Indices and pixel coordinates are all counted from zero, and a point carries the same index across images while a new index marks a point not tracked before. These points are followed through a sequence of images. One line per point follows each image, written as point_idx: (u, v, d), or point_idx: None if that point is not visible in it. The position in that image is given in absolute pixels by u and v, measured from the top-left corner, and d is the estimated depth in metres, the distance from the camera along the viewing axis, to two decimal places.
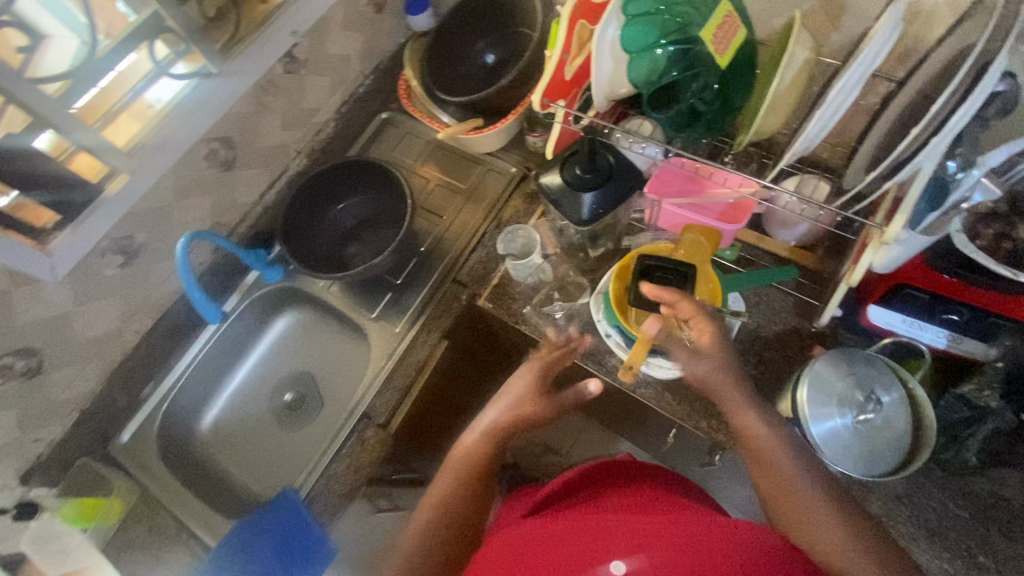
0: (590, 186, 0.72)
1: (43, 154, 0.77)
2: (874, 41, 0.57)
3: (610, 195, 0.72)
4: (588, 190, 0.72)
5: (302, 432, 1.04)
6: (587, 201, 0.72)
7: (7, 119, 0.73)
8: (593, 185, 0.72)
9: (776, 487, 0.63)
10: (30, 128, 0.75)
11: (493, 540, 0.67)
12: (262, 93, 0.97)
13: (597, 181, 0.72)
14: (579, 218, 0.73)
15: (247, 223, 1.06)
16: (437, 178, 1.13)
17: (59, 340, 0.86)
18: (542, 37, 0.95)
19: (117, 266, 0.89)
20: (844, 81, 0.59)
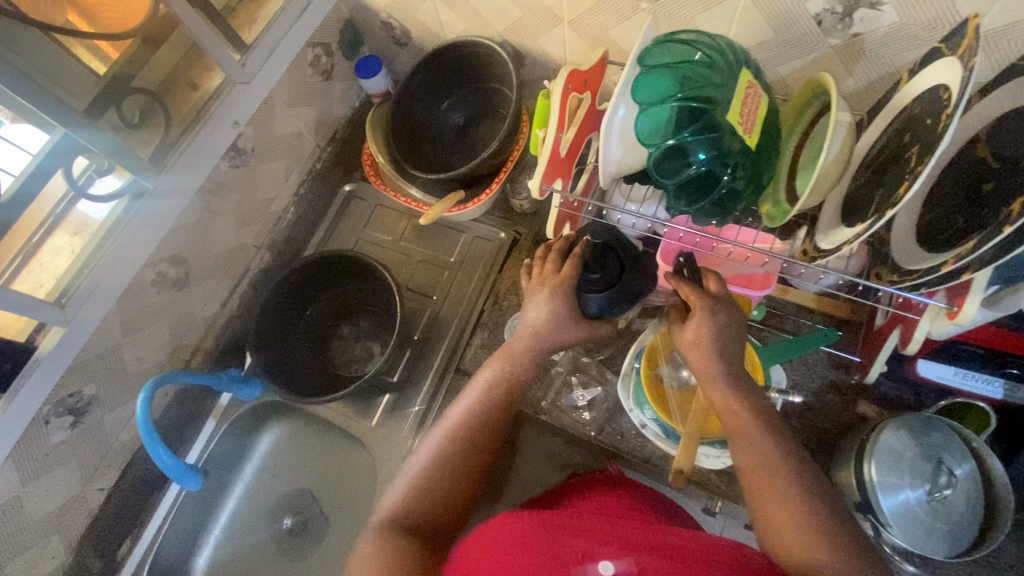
0: (597, 287, 0.63)
1: None
2: (949, 102, 0.48)
3: (621, 294, 0.64)
4: (596, 293, 0.63)
5: (310, 560, 0.93)
6: (593, 303, 0.63)
7: None
8: (601, 286, 0.63)
9: (764, 497, 0.52)
10: None
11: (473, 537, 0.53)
12: (209, 196, 0.85)
13: (607, 281, 0.63)
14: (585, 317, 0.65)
15: (212, 336, 0.94)
16: (418, 252, 1.03)
17: (10, 529, 0.73)
18: (517, 98, 0.86)
19: (67, 428, 0.76)
20: (913, 182, 0.48)
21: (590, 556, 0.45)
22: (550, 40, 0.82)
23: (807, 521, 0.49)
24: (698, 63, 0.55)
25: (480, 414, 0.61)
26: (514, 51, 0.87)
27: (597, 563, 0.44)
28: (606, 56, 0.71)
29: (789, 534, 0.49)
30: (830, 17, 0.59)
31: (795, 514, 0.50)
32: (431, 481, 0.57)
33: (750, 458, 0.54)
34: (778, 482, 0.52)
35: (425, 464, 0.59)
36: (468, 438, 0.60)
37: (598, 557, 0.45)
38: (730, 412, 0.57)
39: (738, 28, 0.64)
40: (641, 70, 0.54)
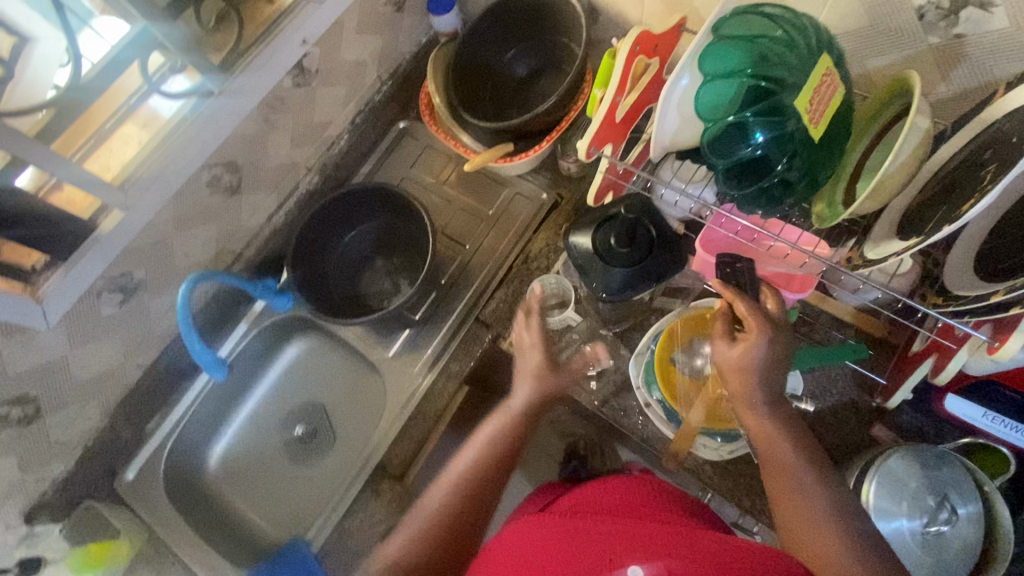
0: (621, 260, 0.61)
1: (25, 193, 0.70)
2: None
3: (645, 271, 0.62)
4: (619, 266, 0.62)
5: (314, 469, 1.00)
6: (616, 277, 0.62)
7: None
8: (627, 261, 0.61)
9: (792, 501, 0.54)
10: (10, 165, 0.68)
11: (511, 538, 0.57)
12: (269, 111, 0.87)
13: (632, 256, 0.61)
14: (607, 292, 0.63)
15: (254, 247, 0.98)
16: (459, 199, 1.04)
17: (57, 385, 0.81)
18: (583, 55, 0.83)
19: (115, 305, 0.82)
20: (981, 201, 0.45)
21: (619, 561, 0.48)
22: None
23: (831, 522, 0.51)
24: (778, 40, 0.52)
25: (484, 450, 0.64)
26: (589, 7, 0.84)
27: (624, 568, 0.47)
28: (683, 23, 0.68)
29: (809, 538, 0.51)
30: (933, 11, 0.54)
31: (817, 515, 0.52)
32: (442, 511, 0.61)
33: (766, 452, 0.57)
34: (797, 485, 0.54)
35: (433, 510, 0.61)
36: (470, 476, 0.63)
37: (626, 560, 0.48)
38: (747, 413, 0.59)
39: (829, 9, 0.60)
40: (711, 40, 0.52)
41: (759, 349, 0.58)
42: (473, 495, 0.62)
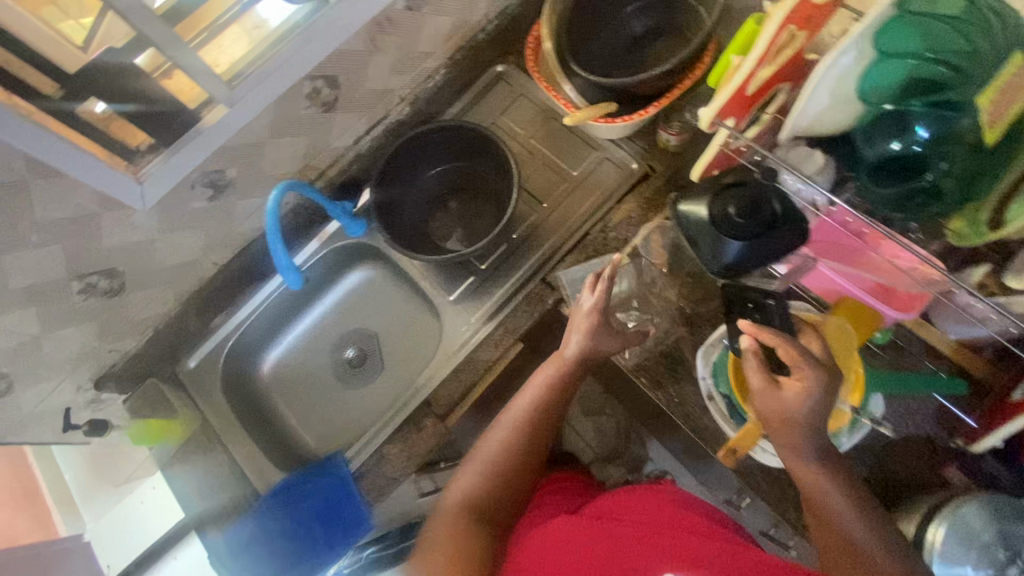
0: (741, 233, 0.58)
1: (138, 72, 0.69)
2: None
3: (766, 246, 0.58)
4: (739, 238, 0.58)
5: (358, 393, 1.02)
6: (731, 251, 0.59)
7: (108, 32, 0.66)
8: (747, 233, 0.57)
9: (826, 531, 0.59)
10: (131, 45, 0.67)
11: (545, 540, 0.63)
12: (377, 31, 0.85)
13: (754, 229, 0.57)
14: (719, 264, 0.60)
15: (337, 167, 0.99)
16: (546, 155, 1.01)
17: (142, 265, 0.85)
18: (714, 20, 0.78)
19: (205, 199, 0.84)
20: None
21: (652, 572, 0.53)
22: None
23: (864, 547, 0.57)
24: (952, 22, 0.48)
25: (532, 412, 0.71)
26: None
27: None
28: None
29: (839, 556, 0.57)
30: None
31: (850, 538, 0.57)
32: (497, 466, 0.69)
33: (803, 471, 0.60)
34: (838, 516, 0.58)
35: (489, 455, 0.70)
36: (511, 452, 0.70)
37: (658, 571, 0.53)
38: (789, 443, 0.60)
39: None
40: (897, 16, 0.48)
41: (811, 396, 0.58)
42: (517, 463, 0.70)
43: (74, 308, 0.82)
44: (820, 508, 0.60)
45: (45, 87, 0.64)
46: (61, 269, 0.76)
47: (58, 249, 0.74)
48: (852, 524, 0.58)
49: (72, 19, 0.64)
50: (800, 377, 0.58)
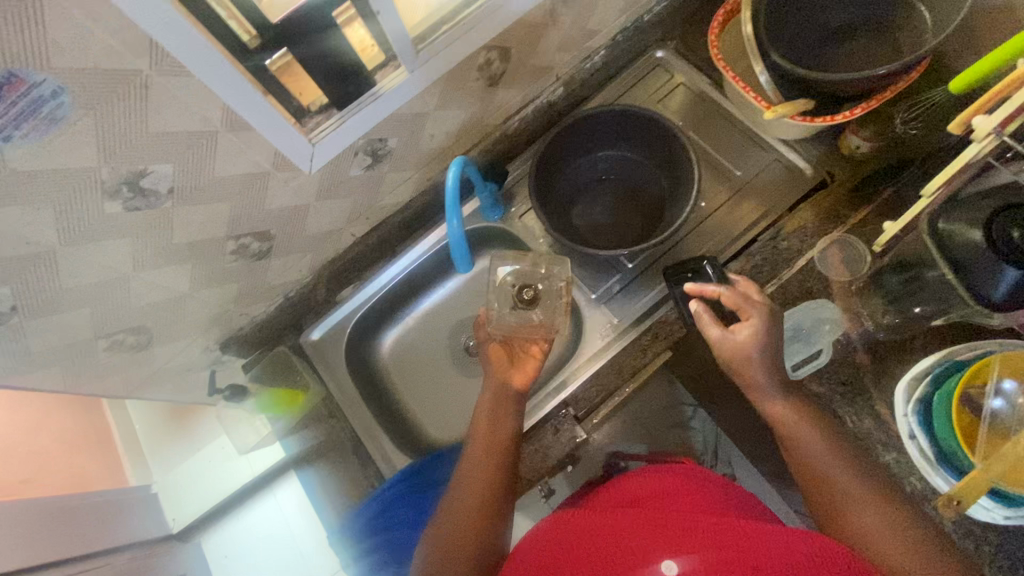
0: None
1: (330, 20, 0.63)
2: None
3: None
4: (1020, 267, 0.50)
5: (479, 382, 0.98)
6: (1006, 282, 0.51)
7: None
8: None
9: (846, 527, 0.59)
10: None
11: (545, 540, 0.60)
12: (560, 2, 0.79)
13: None
14: (986, 295, 0.53)
15: (483, 145, 0.94)
16: (705, 152, 0.93)
17: (292, 230, 0.81)
18: (957, 20, 0.69)
19: (363, 167, 0.80)
20: None
21: (653, 558, 0.50)
22: None
23: (884, 523, 0.57)
24: None
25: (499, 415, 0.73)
26: None
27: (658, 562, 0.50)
28: None
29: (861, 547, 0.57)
30: None
31: (870, 516, 0.58)
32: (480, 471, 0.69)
33: (808, 459, 0.62)
34: (853, 502, 0.59)
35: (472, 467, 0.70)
36: (501, 460, 0.70)
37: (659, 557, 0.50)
38: (799, 433, 0.63)
39: None
40: None
41: (760, 332, 0.65)
42: (505, 454, 0.70)
43: (222, 269, 0.79)
44: (836, 499, 0.60)
45: (245, 33, 0.59)
46: (222, 227, 0.72)
47: (226, 207, 0.70)
48: (871, 505, 0.59)
49: None
50: (745, 317, 0.66)
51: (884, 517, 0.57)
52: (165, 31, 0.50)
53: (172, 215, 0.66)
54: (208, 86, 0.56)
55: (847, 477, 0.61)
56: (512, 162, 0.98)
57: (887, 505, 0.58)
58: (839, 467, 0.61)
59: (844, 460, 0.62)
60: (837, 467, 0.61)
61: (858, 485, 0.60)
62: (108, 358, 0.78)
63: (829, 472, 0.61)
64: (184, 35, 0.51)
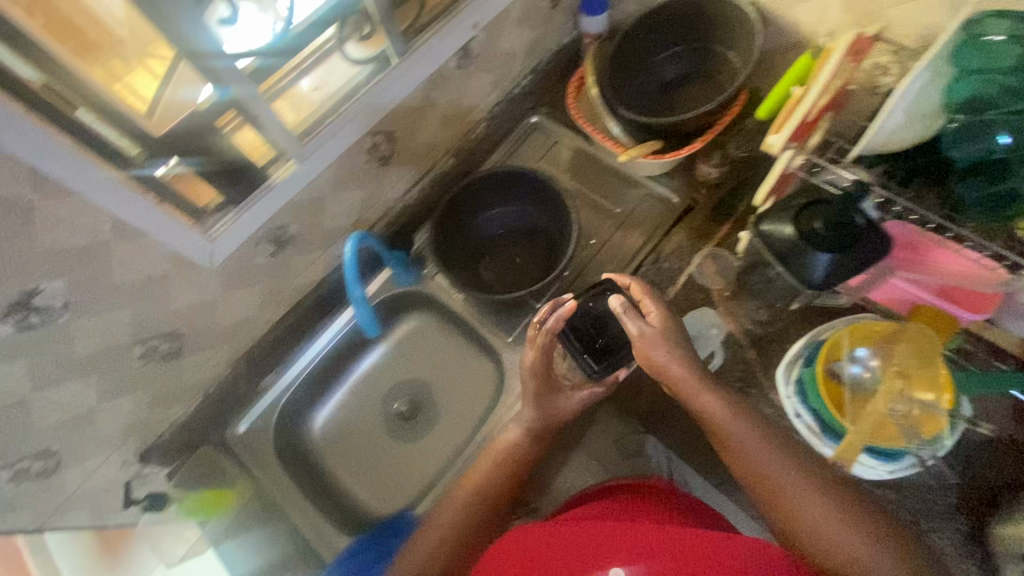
0: (830, 246, 0.60)
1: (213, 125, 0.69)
2: None
3: (851, 259, 0.60)
4: (828, 252, 0.60)
5: (416, 445, 0.99)
6: (821, 265, 0.61)
7: (186, 88, 0.65)
8: (835, 246, 0.60)
9: (787, 511, 0.58)
10: (212, 104, 0.67)
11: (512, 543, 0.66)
12: (432, 88, 0.90)
13: (839, 242, 0.60)
14: (808, 280, 0.62)
15: (387, 219, 1.00)
16: (587, 196, 1.04)
17: (202, 326, 0.82)
18: (752, 62, 0.84)
19: (267, 255, 0.84)
20: None
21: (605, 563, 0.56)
22: (810, 9, 0.79)
23: (833, 515, 0.56)
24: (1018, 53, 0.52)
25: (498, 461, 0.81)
26: (761, 16, 0.85)
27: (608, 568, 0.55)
28: (879, 34, 0.68)
29: (808, 538, 0.56)
30: None
31: (824, 515, 0.56)
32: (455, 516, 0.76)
33: (749, 467, 0.62)
34: (801, 500, 0.57)
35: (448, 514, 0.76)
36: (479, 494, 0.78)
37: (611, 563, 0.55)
38: (741, 443, 0.63)
39: None
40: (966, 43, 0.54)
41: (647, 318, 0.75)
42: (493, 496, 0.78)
43: (132, 376, 0.79)
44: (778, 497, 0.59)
45: (129, 149, 0.63)
46: (126, 333, 0.73)
47: (127, 313, 0.72)
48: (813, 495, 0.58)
49: (139, 78, 0.62)
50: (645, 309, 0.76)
51: (831, 506, 0.56)
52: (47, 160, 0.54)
53: (70, 328, 0.67)
54: (94, 202, 0.60)
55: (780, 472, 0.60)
56: (417, 231, 1.05)
57: (829, 497, 0.57)
58: (774, 464, 0.61)
59: (787, 459, 0.61)
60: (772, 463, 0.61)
61: (800, 485, 0.59)
62: (11, 493, 0.72)
63: (771, 465, 0.61)
64: (67, 160, 0.55)
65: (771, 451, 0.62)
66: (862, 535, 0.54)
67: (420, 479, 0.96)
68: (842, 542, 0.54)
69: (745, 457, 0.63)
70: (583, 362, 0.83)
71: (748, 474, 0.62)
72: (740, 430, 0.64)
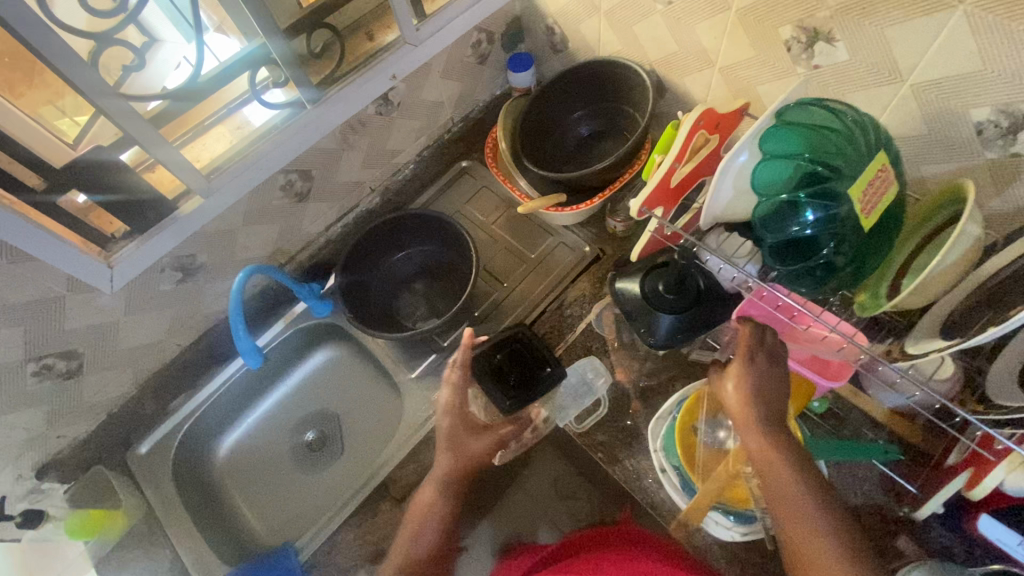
0: (671, 307, 0.67)
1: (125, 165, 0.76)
2: None
3: (692, 319, 0.67)
4: (670, 312, 0.67)
5: (319, 477, 1.00)
6: (666, 324, 0.67)
7: (97, 131, 0.73)
8: (675, 307, 0.66)
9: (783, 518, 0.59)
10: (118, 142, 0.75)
11: None
12: (350, 131, 0.95)
13: (680, 302, 0.67)
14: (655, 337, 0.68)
15: (308, 252, 1.04)
16: (505, 239, 1.08)
17: (103, 347, 0.86)
18: (647, 126, 0.89)
19: (174, 281, 0.88)
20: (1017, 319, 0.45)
21: None
22: (696, 81, 0.85)
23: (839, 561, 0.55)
24: (837, 133, 0.55)
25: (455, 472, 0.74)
26: (657, 82, 0.91)
27: None
28: (745, 108, 0.73)
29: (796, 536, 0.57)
30: (992, 129, 0.57)
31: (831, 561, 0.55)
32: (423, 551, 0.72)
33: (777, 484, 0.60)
34: (814, 534, 0.57)
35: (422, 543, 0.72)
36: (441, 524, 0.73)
37: None
38: (762, 452, 0.61)
39: (892, 111, 0.64)
40: (776, 124, 0.56)
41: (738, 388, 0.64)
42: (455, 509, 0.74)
43: (26, 392, 0.81)
44: (786, 514, 0.59)
45: (31, 180, 0.69)
46: (18, 351, 0.76)
47: (19, 331, 0.75)
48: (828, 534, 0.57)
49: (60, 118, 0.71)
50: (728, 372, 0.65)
51: (816, 503, 0.58)
52: None
53: None
54: None
55: (788, 497, 0.59)
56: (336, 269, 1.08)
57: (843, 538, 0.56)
58: (786, 486, 0.59)
59: (813, 491, 0.59)
60: (788, 491, 0.59)
61: (807, 504, 0.58)
62: None
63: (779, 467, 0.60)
64: None
65: (780, 450, 0.61)
66: (828, 522, 0.57)
67: (319, 509, 0.97)
68: (811, 524, 0.57)
69: (775, 491, 0.59)
70: (495, 397, 0.82)
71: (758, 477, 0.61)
72: (754, 433, 0.62)
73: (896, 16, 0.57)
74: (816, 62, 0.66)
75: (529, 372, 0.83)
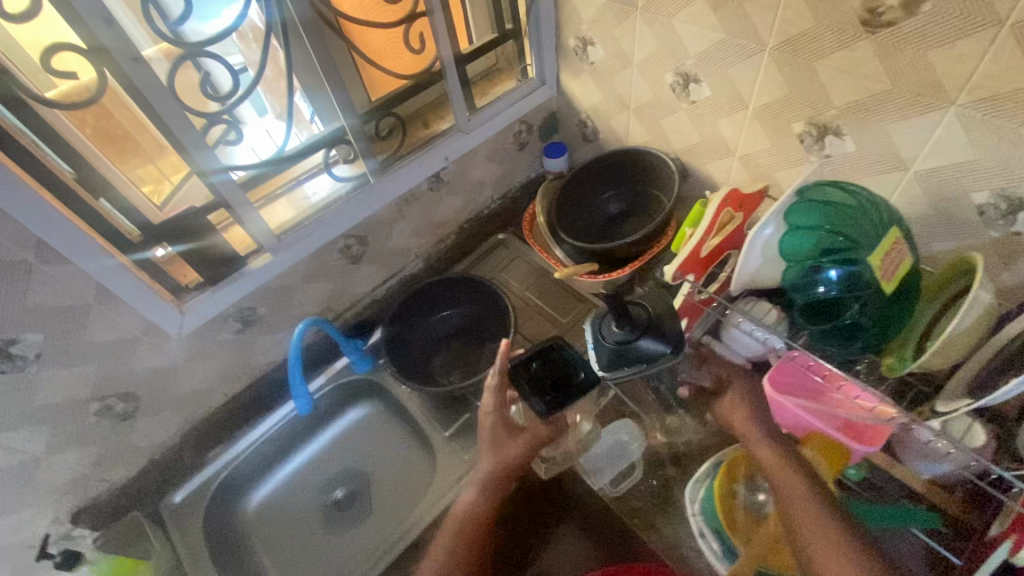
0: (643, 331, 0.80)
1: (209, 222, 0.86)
2: None
3: (660, 336, 0.79)
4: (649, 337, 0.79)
5: (345, 537, 0.98)
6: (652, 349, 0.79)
7: (190, 191, 0.84)
8: (656, 332, 0.79)
9: (797, 526, 0.65)
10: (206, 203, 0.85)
11: None
12: (404, 204, 1.06)
13: (653, 326, 0.79)
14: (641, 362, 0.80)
15: (354, 311, 1.11)
16: (538, 306, 1.15)
17: (160, 391, 0.90)
18: (673, 206, 0.98)
19: (233, 331, 0.94)
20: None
21: None
22: (718, 167, 0.95)
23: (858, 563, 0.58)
24: (854, 209, 0.62)
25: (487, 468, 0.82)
26: (681, 168, 1.01)
27: None
28: (765, 190, 0.83)
29: (811, 540, 0.62)
30: (992, 210, 0.64)
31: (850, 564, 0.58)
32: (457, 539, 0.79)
33: (790, 489, 0.67)
34: (833, 538, 0.61)
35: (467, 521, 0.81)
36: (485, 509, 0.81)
37: None
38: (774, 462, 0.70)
39: (900, 194, 0.72)
40: (799, 200, 0.63)
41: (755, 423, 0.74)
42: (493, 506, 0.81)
43: (83, 431, 0.85)
44: (804, 519, 0.64)
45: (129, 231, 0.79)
46: (86, 389, 0.81)
47: (92, 370, 0.80)
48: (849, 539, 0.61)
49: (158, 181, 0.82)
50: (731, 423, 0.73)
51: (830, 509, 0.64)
52: (52, 232, 0.67)
53: (35, 380, 0.75)
54: (81, 268, 0.71)
55: (805, 502, 0.65)
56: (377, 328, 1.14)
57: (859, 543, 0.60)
58: (808, 493, 0.65)
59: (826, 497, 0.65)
60: (807, 493, 0.66)
61: (823, 509, 0.64)
62: None
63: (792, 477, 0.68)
64: (71, 234, 0.69)
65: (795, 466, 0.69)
66: (839, 526, 0.62)
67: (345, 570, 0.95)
68: (819, 527, 0.63)
69: (793, 496, 0.66)
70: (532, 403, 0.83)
71: (775, 490, 0.69)
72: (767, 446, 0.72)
73: (896, 115, 0.66)
74: (827, 152, 0.76)
75: (562, 378, 0.83)
